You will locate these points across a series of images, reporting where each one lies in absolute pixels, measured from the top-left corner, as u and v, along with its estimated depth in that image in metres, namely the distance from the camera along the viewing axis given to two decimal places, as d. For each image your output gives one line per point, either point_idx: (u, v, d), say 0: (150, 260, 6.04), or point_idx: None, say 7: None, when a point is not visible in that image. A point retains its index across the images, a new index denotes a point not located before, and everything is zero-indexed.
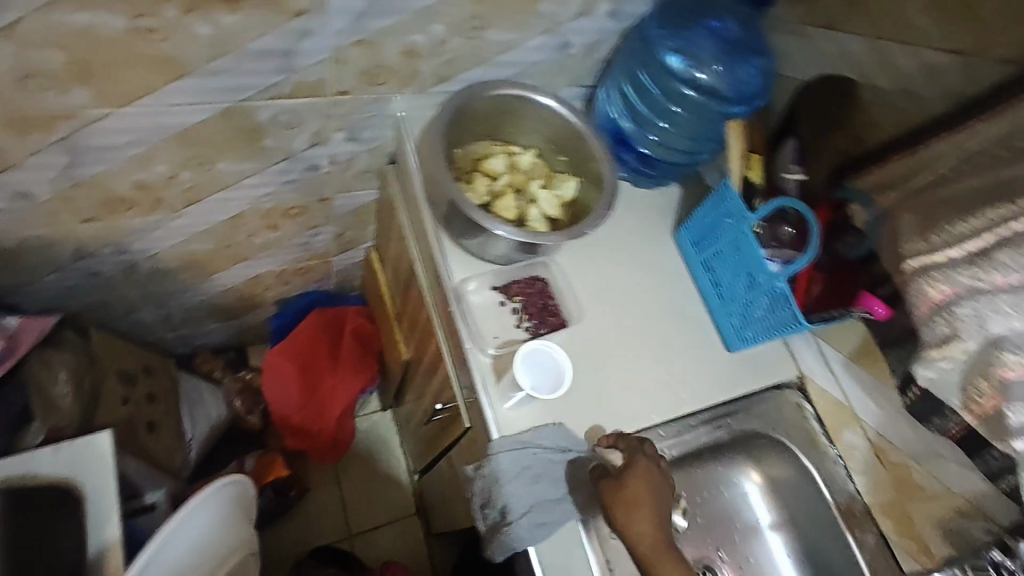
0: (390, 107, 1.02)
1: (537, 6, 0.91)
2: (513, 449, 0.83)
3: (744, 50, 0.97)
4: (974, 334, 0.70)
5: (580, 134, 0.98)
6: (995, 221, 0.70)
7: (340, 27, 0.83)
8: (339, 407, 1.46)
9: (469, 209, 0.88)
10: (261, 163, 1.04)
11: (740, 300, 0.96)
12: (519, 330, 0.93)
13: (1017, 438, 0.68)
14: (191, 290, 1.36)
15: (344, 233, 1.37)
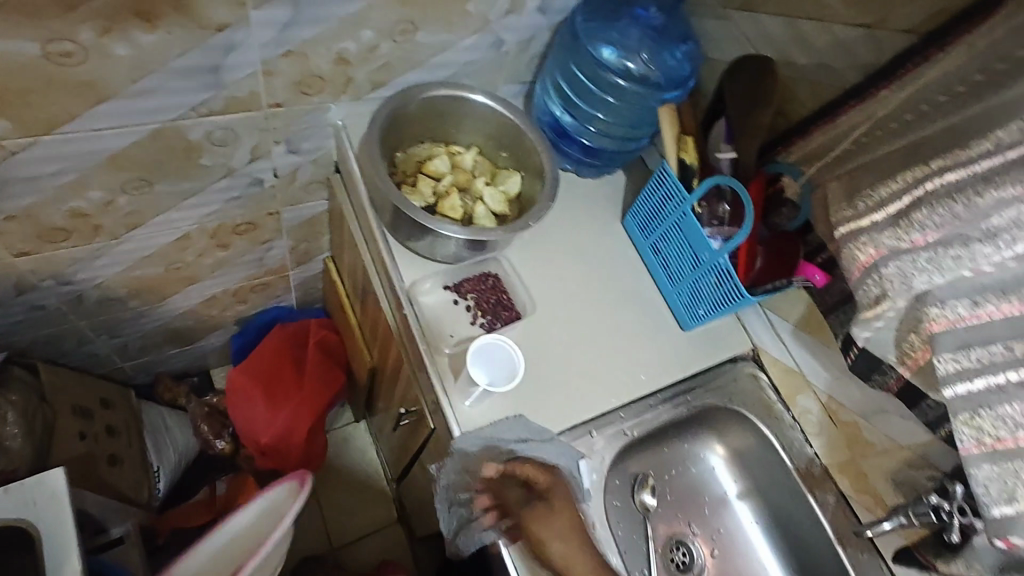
0: (329, 116, 1.02)
1: (465, 6, 0.92)
2: (477, 444, 0.86)
3: (670, 36, 1.01)
4: (901, 293, 0.71)
5: (518, 129, 1.00)
6: (910, 180, 0.71)
7: (265, 39, 0.82)
8: (306, 426, 1.42)
9: (413, 214, 0.88)
10: (202, 183, 1.03)
11: (688, 279, 0.99)
12: (475, 327, 0.96)
13: (947, 389, 0.68)
14: (144, 317, 1.33)
15: (298, 247, 1.35)
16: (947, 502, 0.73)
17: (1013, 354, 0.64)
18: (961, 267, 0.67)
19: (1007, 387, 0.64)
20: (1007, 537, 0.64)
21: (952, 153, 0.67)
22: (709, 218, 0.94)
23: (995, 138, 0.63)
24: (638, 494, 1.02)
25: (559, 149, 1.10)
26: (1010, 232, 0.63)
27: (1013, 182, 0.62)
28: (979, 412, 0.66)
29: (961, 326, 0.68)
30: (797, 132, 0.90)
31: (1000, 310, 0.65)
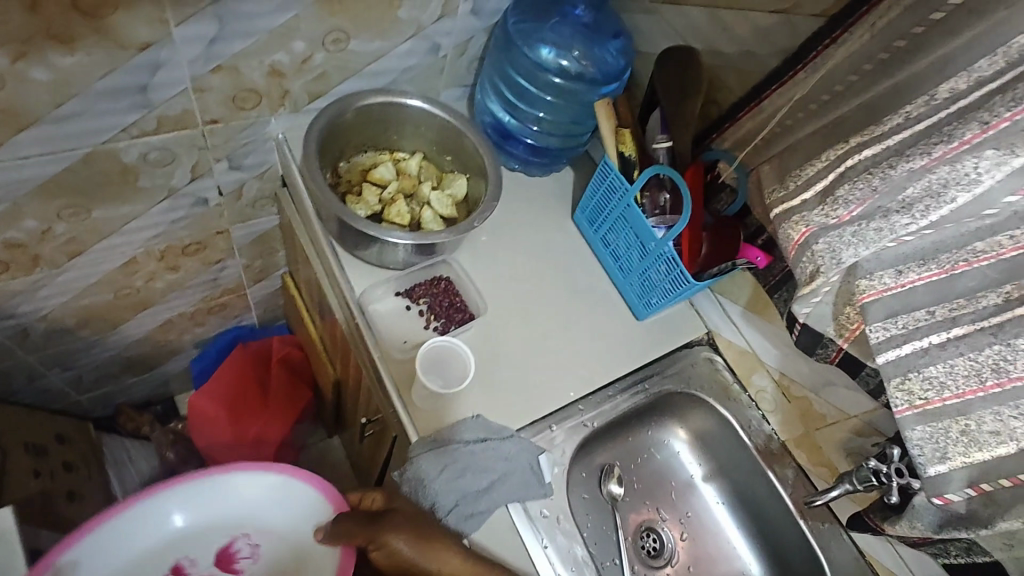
0: (269, 129, 1.02)
1: (395, 12, 0.92)
2: (433, 450, 0.84)
3: (601, 33, 1.03)
4: (832, 268, 0.71)
5: (459, 131, 1.00)
6: (832, 159, 0.72)
7: (192, 55, 0.82)
8: (274, 442, 1.41)
9: (356, 223, 0.88)
10: (143, 205, 1.01)
11: (637, 269, 1.01)
12: (428, 331, 0.97)
13: (879, 356, 0.70)
14: (97, 347, 1.30)
15: (253, 264, 1.34)
16: (885, 465, 0.77)
17: (936, 317, 0.66)
18: (884, 238, 0.66)
19: (931, 349, 0.66)
20: (943, 494, 0.67)
21: (868, 131, 0.69)
22: (653, 207, 0.95)
23: (904, 114, 0.66)
24: (606, 486, 1.02)
25: (504, 150, 1.11)
26: (923, 202, 0.63)
27: (921, 153, 0.62)
28: (909, 376, 0.67)
29: (889, 295, 0.68)
30: (728, 119, 0.93)
31: (922, 277, 0.66)
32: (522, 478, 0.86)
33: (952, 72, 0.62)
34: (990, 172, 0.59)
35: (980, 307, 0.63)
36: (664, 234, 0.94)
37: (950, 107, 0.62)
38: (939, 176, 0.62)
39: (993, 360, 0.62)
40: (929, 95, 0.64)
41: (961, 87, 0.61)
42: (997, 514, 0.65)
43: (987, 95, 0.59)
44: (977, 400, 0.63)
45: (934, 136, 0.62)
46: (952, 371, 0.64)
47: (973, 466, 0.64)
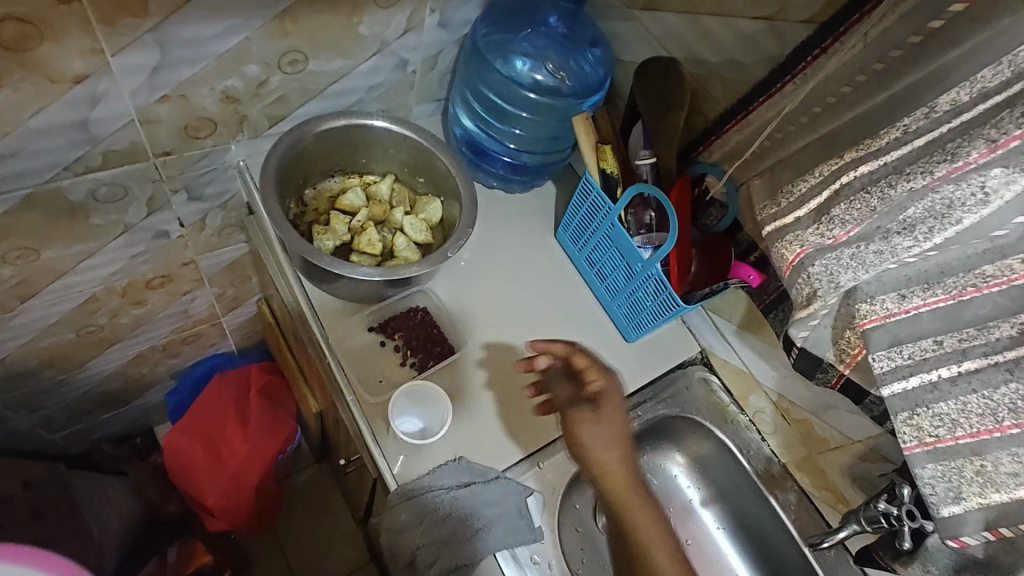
0: (230, 156, 0.96)
1: (356, 28, 0.86)
2: (417, 496, 0.80)
3: (578, 43, 0.99)
4: (829, 292, 0.66)
5: (430, 152, 0.95)
6: (826, 174, 0.65)
7: (135, 85, 0.76)
8: (254, 478, 1.36)
9: (319, 261, 0.82)
10: (98, 242, 0.95)
11: (624, 290, 0.95)
12: (406, 368, 0.92)
13: (884, 388, 0.65)
14: (64, 387, 1.24)
15: (225, 292, 1.27)
16: (895, 507, 0.73)
17: (944, 348, 0.61)
18: (884, 261, 0.61)
19: (940, 384, 0.61)
20: (958, 537, 0.62)
21: (863, 144, 0.63)
22: (636, 226, 0.91)
23: (902, 127, 0.59)
24: (600, 517, 0.96)
25: (481, 169, 1.05)
26: (927, 224, 0.58)
27: (923, 173, 0.56)
28: (918, 410, 0.63)
29: (891, 321, 0.63)
30: (714, 131, 0.87)
31: (926, 303, 0.61)
32: (511, 524, 0.80)
33: (952, 83, 0.56)
34: (998, 192, 0.53)
35: (993, 339, 0.58)
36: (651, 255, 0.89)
37: (952, 121, 0.55)
38: (943, 196, 0.56)
39: (1009, 400, 0.57)
40: (928, 107, 0.57)
41: (964, 99, 0.55)
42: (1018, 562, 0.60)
43: (992, 109, 0.52)
44: (993, 440, 0.58)
45: (936, 153, 0.56)
46: (964, 409, 0.60)
47: (989, 508, 0.60)
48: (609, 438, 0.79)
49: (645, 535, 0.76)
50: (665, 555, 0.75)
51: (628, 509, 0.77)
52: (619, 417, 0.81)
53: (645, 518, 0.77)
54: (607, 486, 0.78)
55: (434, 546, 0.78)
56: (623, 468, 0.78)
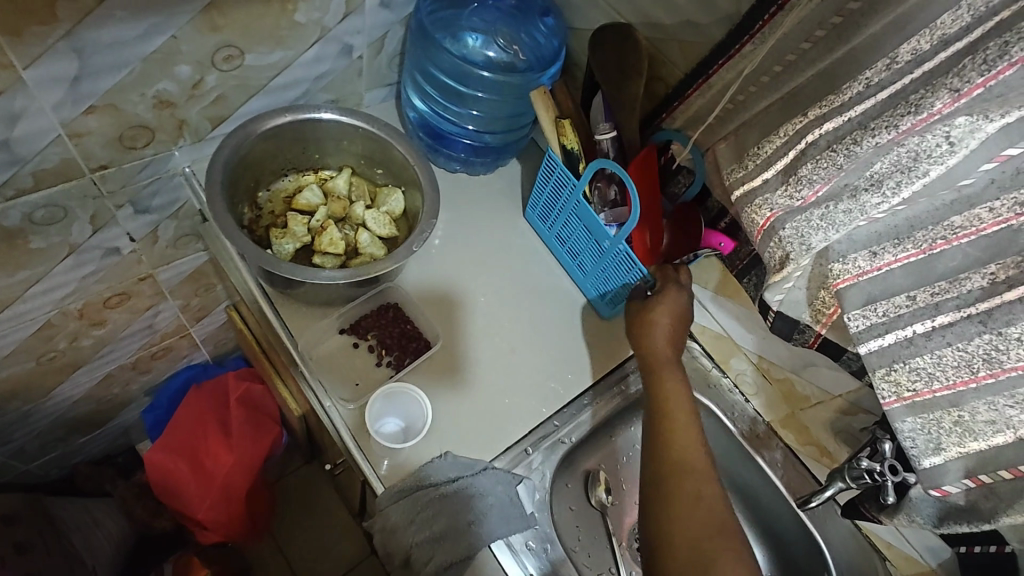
0: (175, 162, 0.91)
1: (291, 16, 0.81)
2: (402, 498, 0.78)
3: (528, 12, 0.96)
4: (801, 254, 0.65)
5: (384, 141, 0.90)
6: (792, 134, 0.63)
7: (58, 98, 0.70)
8: (242, 484, 1.34)
9: (277, 269, 0.78)
10: (43, 267, 0.90)
11: (594, 266, 0.93)
12: (382, 368, 0.90)
13: (861, 346, 0.65)
14: (31, 417, 1.19)
15: (190, 303, 1.23)
16: (878, 464, 0.75)
17: (917, 303, 0.60)
18: (854, 220, 0.60)
19: (915, 339, 0.61)
20: (940, 486, 0.64)
21: (826, 101, 0.60)
22: (602, 202, 0.88)
23: (864, 80, 0.57)
24: (593, 493, 0.95)
25: (442, 154, 1.02)
26: (894, 178, 0.56)
27: (888, 127, 0.54)
28: (894, 366, 0.63)
29: (864, 280, 0.63)
30: (678, 95, 0.84)
31: (897, 259, 0.60)
32: (501, 514, 0.79)
33: (913, 32, 0.54)
34: (963, 141, 0.51)
35: (965, 291, 0.57)
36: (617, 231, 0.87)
37: (915, 72, 0.54)
38: (908, 149, 0.54)
39: (983, 351, 0.56)
40: (889, 58, 0.55)
41: (925, 48, 0.53)
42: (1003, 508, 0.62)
43: (954, 57, 0.51)
44: (970, 391, 0.58)
45: (900, 106, 0.54)
46: (940, 362, 0.59)
47: (968, 456, 0.61)
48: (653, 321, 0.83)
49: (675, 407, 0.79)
50: (682, 424, 0.78)
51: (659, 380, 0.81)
52: (676, 308, 0.83)
53: (672, 383, 0.81)
54: (642, 352, 0.84)
55: (432, 543, 0.76)
56: (665, 345, 0.83)
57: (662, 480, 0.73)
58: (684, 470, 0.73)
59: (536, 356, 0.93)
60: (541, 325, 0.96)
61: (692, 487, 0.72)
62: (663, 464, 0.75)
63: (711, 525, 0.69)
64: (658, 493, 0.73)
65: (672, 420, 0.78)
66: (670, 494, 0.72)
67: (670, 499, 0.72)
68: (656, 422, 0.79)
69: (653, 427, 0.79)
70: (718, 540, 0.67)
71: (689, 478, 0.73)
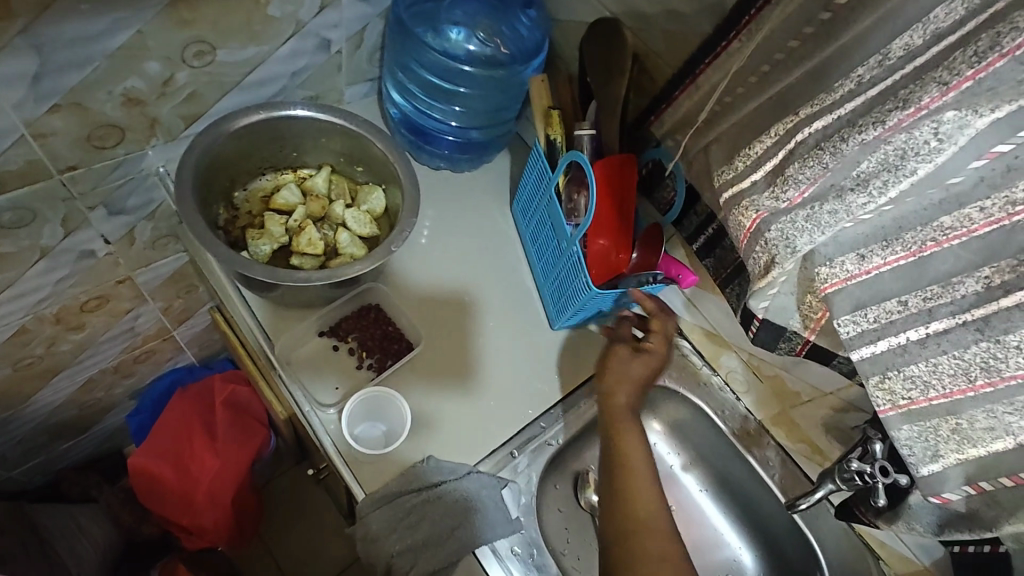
0: (148, 162, 0.88)
1: (263, 11, 0.78)
2: (386, 504, 0.76)
3: (509, 4, 0.94)
4: (787, 256, 0.63)
5: (363, 138, 0.88)
6: (783, 133, 0.62)
7: (19, 97, 0.68)
8: (229, 491, 1.31)
9: (251, 272, 0.76)
10: (13, 271, 0.87)
11: (555, 269, 0.90)
12: (363, 371, 0.88)
13: (853, 353, 0.63)
14: (11, 424, 1.17)
15: (172, 306, 1.21)
16: (869, 465, 0.74)
17: (909, 309, 0.58)
18: (839, 221, 0.58)
19: (909, 346, 0.59)
20: (940, 493, 0.61)
21: (817, 99, 0.59)
22: (569, 199, 0.85)
23: (855, 78, 0.55)
24: (582, 495, 0.94)
25: (425, 151, 1.00)
26: (880, 177, 0.54)
27: (874, 123, 0.53)
28: (888, 374, 0.61)
29: (852, 284, 0.61)
30: (664, 99, 0.81)
31: (887, 262, 0.58)
32: (489, 518, 0.77)
33: (903, 25, 0.52)
34: (952, 138, 0.49)
35: (959, 297, 0.55)
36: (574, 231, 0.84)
37: (905, 68, 0.52)
38: (895, 147, 0.52)
39: (981, 359, 0.54)
40: (881, 54, 0.54)
41: (918, 43, 0.51)
42: (1001, 515, 0.60)
43: (946, 51, 0.49)
44: (967, 400, 0.56)
45: (889, 101, 0.52)
46: (936, 370, 0.57)
47: (968, 462, 0.58)
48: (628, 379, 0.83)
49: (633, 465, 0.76)
50: (642, 476, 0.76)
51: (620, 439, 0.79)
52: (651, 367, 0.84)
53: (633, 436, 0.79)
54: (604, 401, 0.82)
55: (415, 552, 0.74)
56: (630, 396, 0.82)
57: (623, 539, 0.71)
58: (645, 529, 0.72)
59: (522, 356, 0.91)
60: (526, 325, 0.94)
61: (653, 546, 0.70)
62: (623, 523, 0.72)
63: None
64: (621, 552, 0.71)
65: (634, 473, 0.76)
66: (632, 557, 0.70)
67: (634, 561, 0.70)
68: (617, 477, 0.76)
69: (613, 484, 0.76)
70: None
71: (649, 540, 0.71)
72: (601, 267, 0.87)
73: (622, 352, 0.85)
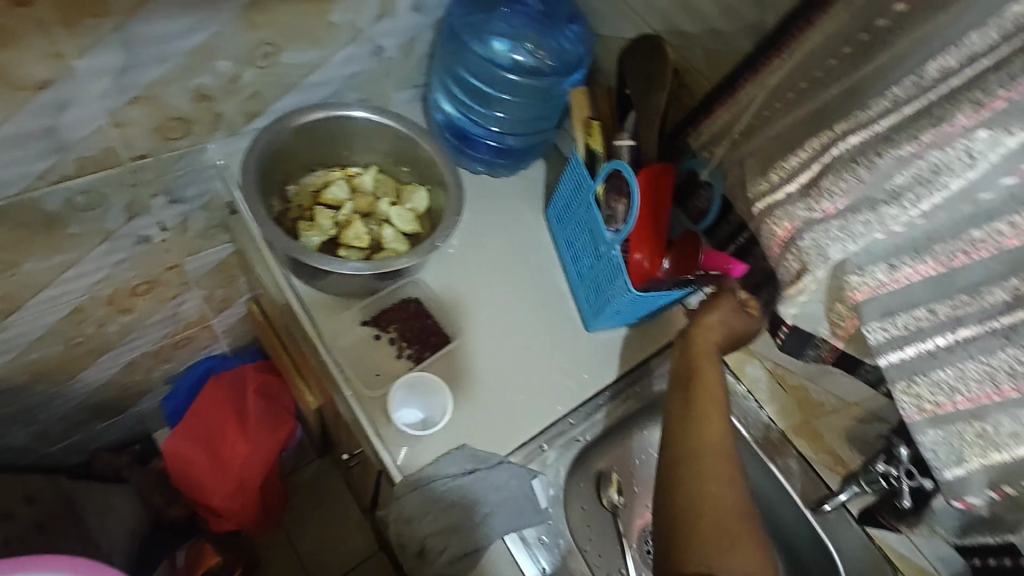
0: (208, 156, 0.94)
1: (326, 17, 0.84)
2: (417, 488, 0.80)
3: (556, 18, 0.98)
4: (819, 265, 0.66)
5: (412, 140, 0.93)
6: (817, 148, 0.65)
7: (103, 89, 0.74)
8: (257, 475, 1.36)
9: (305, 258, 0.81)
10: (78, 252, 0.93)
11: (591, 272, 0.94)
12: (402, 360, 0.91)
13: (881, 358, 0.66)
14: (56, 400, 1.22)
15: (214, 294, 1.26)
16: (894, 468, 0.79)
17: (938, 316, 0.61)
18: (872, 232, 0.61)
19: (938, 352, 0.61)
20: (962, 497, 0.63)
21: (852, 117, 0.62)
22: (608, 207, 0.89)
23: (891, 96, 0.58)
24: (605, 494, 0.97)
25: (466, 155, 1.04)
26: (914, 191, 0.57)
27: (910, 138, 0.56)
28: (915, 379, 0.63)
29: (882, 292, 0.64)
30: (703, 110, 0.85)
31: (917, 272, 0.61)
32: (517, 507, 0.81)
33: (939, 48, 0.55)
34: (983, 156, 0.52)
35: (987, 305, 0.57)
36: (613, 236, 0.87)
37: (940, 87, 0.55)
38: (929, 162, 0.55)
39: (1007, 364, 0.57)
40: (916, 74, 0.56)
41: (952, 63, 0.54)
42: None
43: (980, 72, 0.52)
44: (993, 404, 0.58)
45: (924, 119, 0.55)
46: (962, 375, 0.60)
47: (991, 468, 0.60)
48: (724, 333, 0.78)
49: (710, 395, 0.74)
50: (714, 414, 0.73)
51: (699, 372, 0.76)
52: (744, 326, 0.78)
53: (713, 371, 0.76)
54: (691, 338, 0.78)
55: (451, 530, 0.78)
56: (719, 337, 0.78)
57: (692, 461, 0.69)
58: (716, 457, 0.69)
59: (552, 355, 0.95)
60: (557, 325, 0.97)
61: (720, 473, 0.68)
62: (692, 447, 0.70)
63: (737, 508, 0.66)
64: (690, 473, 0.69)
65: (704, 403, 0.74)
66: (702, 477, 0.68)
67: (699, 486, 0.67)
68: (688, 407, 0.74)
69: (687, 409, 0.74)
70: (740, 520, 0.65)
71: (717, 467, 0.69)
72: (636, 274, 0.89)
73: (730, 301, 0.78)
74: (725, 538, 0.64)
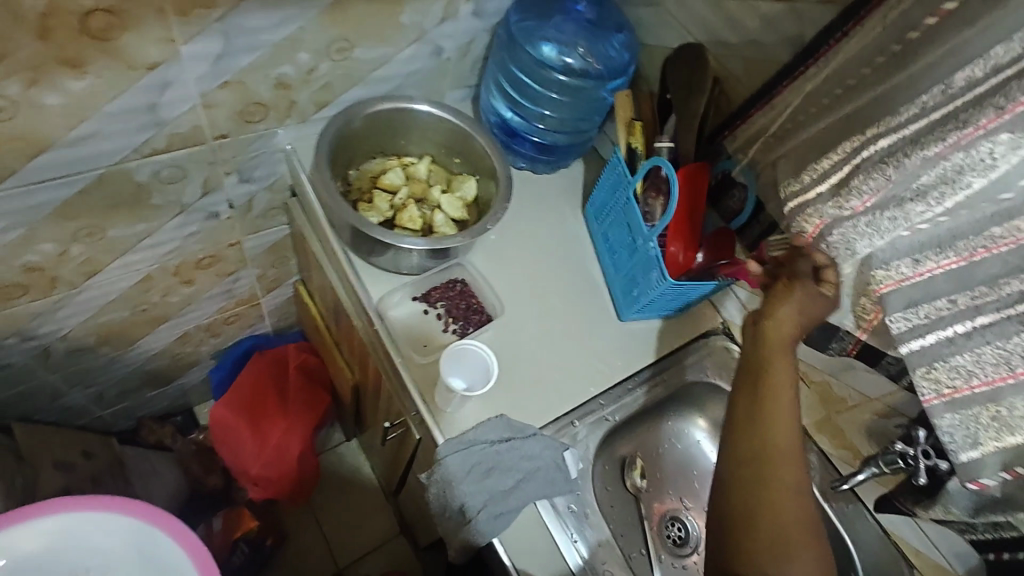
0: (278, 141, 1.02)
1: (397, 17, 0.92)
2: (460, 450, 0.85)
3: (605, 27, 1.05)
4: (846, 258, 0.71)
5: (465, 133, 1.01)
6: (849, 151, 0.70)
7: (201, 72, 0.82)
8: (296, 453, 1.42)
9: (371, 229, 0.89)
10: (156, 222, 1.02)
11: (627, 264, 0.99)
12: (448, 334, 0.98)
13: (903, 346, 0.71)
14: (116, 363, 1.31)
15: (267, 273, 1.34)
16: (912, 448, 0.83)
17: (958, 306, 0.65)
18: (897, 228, 0.66)
19: (956, 339, 0.66)
20: (976, 478, 0.67)
21: (882, 122, 0.67)
22: (646, 204, 0.95)
23: (920, 103, 0.63)
24: (628, 477, 1.01)
25: (512, 150, 1.12)
26: (938, 189, 0.62)
27: (936, 140, 0.60)
28: (934, 364, 0.68)
29: (907, 285, 0.68)
30: (741, 116, 0.91)
31: (940, 266, 0.65)
32: (547, 476, 0.86)
33: (966, 60, 0.60)
34: (1005, 157, 0.57)
35: (1004, 295, 0.62)
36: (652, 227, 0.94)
37: (966, 95, 0.59)
38: (953, 163, 0.60)
39: (1020, 348, 0.61)
40: (944, 83, 0.61)
41: (978, 74, 0.59)
42: None
43: (1004, 81, 0.56)
44: (1007, 387, 0.62)
45: (949, 123, 0.60)
46: (979, 360, 0.64)
47: (1006, 450, 0.64)
48: (802, 321, 0.78)
49: (779, 394, 0.76)
50: (784, 419, 0.74)
51: (770, 369, 0.77)
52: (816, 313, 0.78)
53: (784, 368, 0.77)
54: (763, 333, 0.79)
55: (503, 494, 0.84)
56: (792, 331, 0.78)
57: (755, 461, 0.73)
58: (779, 454, 0.73)
59: (585, 339, 1.01)
60: (591, 313, 1.03)
61: (786, 476, 0.72)
62: (758, 445, 0.74)
63: (796, 516, 0.70)
64: (751, 471, 0.73)
65: (773, 403, 0.75)
66: (766, 478, 0.72)
67: (765, 490, 0.71)
68: (755, 407, 0.76)
69: (754, 406, 0.76)
70: (805, 531, 0.70)
71: (781, 466, 0.72)
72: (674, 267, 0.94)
73: (805, 287, 0.78)
74: (783, 543, 0.68)
